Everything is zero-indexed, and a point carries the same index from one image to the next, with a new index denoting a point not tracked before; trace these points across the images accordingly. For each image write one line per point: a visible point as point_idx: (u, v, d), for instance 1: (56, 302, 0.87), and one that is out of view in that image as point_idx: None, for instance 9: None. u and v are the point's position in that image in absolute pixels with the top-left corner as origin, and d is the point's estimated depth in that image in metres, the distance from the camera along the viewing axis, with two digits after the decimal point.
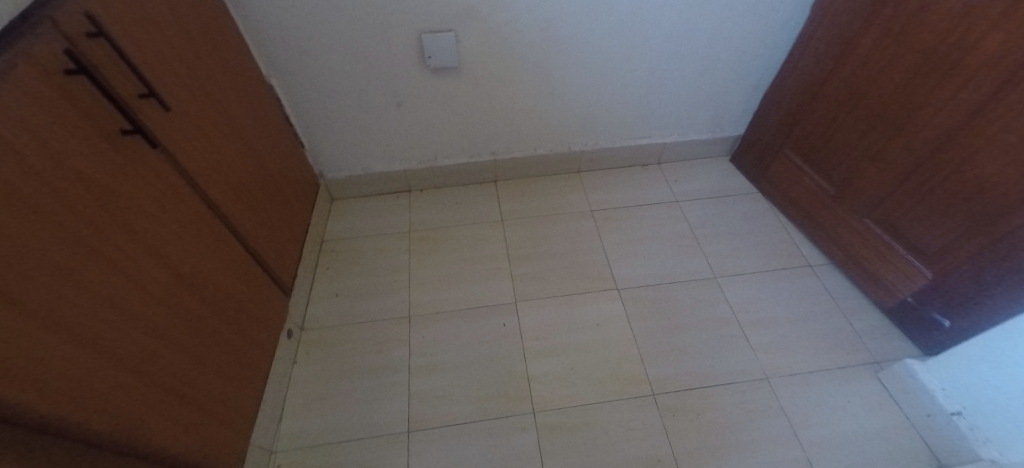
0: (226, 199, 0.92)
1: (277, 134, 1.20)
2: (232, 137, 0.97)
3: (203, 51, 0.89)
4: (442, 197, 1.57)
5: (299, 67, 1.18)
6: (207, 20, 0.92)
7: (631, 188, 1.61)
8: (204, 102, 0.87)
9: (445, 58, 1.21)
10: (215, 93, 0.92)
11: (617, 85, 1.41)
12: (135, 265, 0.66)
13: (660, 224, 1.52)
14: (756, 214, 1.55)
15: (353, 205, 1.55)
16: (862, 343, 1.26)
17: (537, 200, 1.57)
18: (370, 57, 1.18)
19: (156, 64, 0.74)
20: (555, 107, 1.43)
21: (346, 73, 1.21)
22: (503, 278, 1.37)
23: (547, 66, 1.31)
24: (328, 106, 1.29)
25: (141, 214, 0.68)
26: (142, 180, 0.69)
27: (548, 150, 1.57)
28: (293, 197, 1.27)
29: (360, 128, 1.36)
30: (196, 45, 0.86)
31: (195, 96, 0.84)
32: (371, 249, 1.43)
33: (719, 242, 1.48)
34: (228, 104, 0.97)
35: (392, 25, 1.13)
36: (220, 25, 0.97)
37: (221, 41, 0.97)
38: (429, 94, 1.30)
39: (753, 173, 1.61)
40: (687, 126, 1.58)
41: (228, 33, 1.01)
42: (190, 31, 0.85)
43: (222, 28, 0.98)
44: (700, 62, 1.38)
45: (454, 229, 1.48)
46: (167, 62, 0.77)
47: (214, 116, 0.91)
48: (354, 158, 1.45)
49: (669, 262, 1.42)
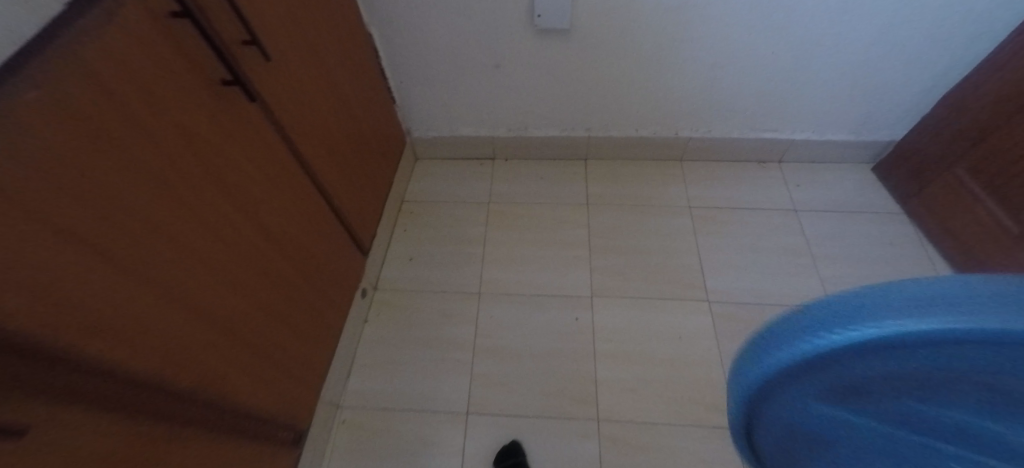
0: (316, 156, 0.89)
1: (371, 86, 1.15)
2: (328, 89, 0.93)
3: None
4: (528, 170, 1.47)
5: (401, 16, 1.10)
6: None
7: (741, 188, 1.41)
8: (304, 51, 0.82)
9: (556, 19, 1.06)
10: (316, 41, 0.87)
11: (750, 68, 1.21)
12: (229, 222, 0.64)
13: (769, 233, 1.32)
14: (893, 239, 1.30)
15: (436, 167, 1.50)
16: None
17: (631, 186, 1.42)
18: (477, 9, 1.07)
19: (263, 6, 0.69)
20: (671, 84, 1.26)
21: (448, 25, 1.11)
22: (582, 267, 1.27)
23: (671, 35, 1.13)
24: (425, 61, 1.21)
25: (236, 167, 0.65)
26: (240, 133, 0.65)
27: (653, 132, 1.40)
28: (380, 155, 1.23)
29: (454, 87, 1.28)
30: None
31: (296, 43, 0.79)
32: (449, 216, 1.38)
33: (839, 265, 1.26)
34: (327, 53, 0.92)
35: None
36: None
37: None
38: (532, 59, 1.18)
39: (904, 190, 1.34)
40: (828, 122, 1.35)
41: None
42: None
43: None
44: (867, 46, 1.14)
45: (536, 206, 1.39)
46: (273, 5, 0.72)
47: (312, 65, 0.86)
48: (444, 118, 1.39)
49: (774, 279, 1.23)
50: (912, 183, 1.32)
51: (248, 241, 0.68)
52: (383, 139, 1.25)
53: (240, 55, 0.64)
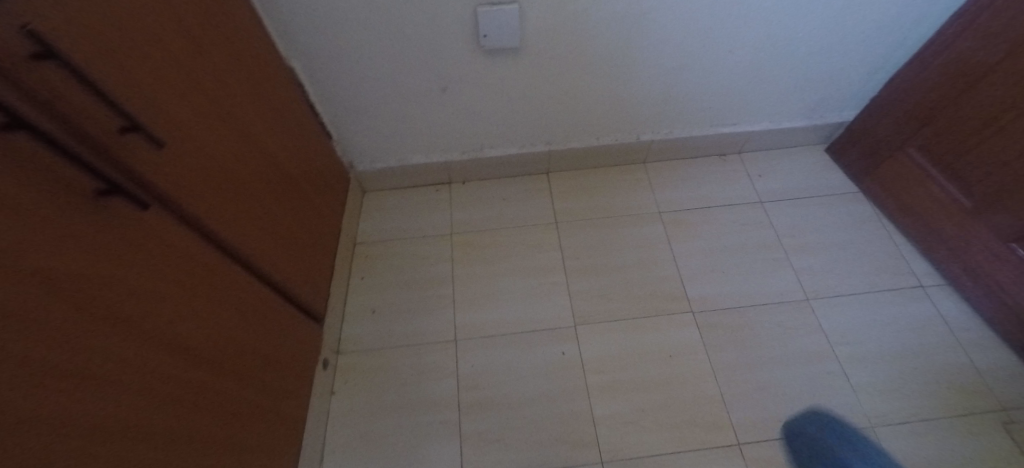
0: (245, 234, 0.75)
1: (299, 128, 0.99)
2: (245, 148, 0.77)
3: (199, 39, 0.67)
4: (487, 193, 1.37)
5: (325, 44, 0.95)
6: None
7: (706, 185, 1.38)
8: (210, 116, 0.68)
9: (504, 38, 0.98)
10: (220, 95, 0.71)
11: (707, 69, 1.17)
12: (120, 359, 0.48)
13: (740, 230, 1.29)
14: (854, 219, 1.31)
15: (387, 200, 1.35)
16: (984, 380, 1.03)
17: (598, 198, 1.35)
18: (413, 32, 0.95)
19: (130, 71, 0.53)
20: (629, 91, 1.20)
21: (382, 51, 0.98)
22: (561, 293, 1.20)
23: (629, 42, 1.06)
24: (359, 91, 1.07)
25: (122, 287, 0.49)
26: (118, 239, 0.49)
27: (613, 139, 1.33)
28: (321, 204, 1.08)
29: (396, 115, 1.15)
30: (184, 30, 0.64)
31: (192, 104, 0.64)
32: (410, 255, 1.26)
33: (811, 254, 1.24)
34: (240, 109, 0.77)
35: None
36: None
37: (227, 20, 0.75)
38: (481, 80, 1.09)
39: (861, 171, 1.36)
40: (785, 110, 1.34)
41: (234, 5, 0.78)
42: (182, 13, 0.64)
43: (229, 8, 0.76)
44: (824, 35, 1.12)
45: (503, 233, 1.30)
46: (146, 64, 0.55)
47: (218, 125, 0.70)
48: (389, 149, 1.25)
49: (753, 279, 1.20)
50: (867, 163, 1.33)
51: (154, 371, 0.53)
52: (321, 185, 1.09)
53: (102, 141, 0.47)
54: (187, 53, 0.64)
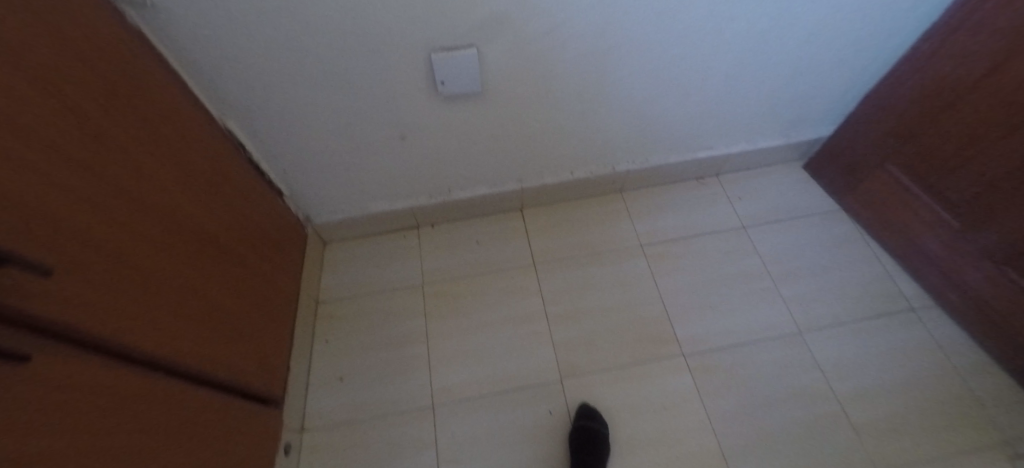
0: (172, 336, 0.64)
1: (239, 191, 0.89)
2: (164, 232, 0.67)
3: (96, 121, 0.57)
4: (458, 235, 1.28)
5: (267, 101, 0.87)
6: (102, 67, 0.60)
7: (686, 212, 1.31)
8: (117, 210, 0.58)
9: (463, 83, 0.91)
10: (130, 179, 0.61)
11: (679, 97, 1.12)
12: None
13: (724, 260, 1.23)
14: (840, 240, 1.25)
15: (350, 251, 1.26)
16: (984, 411, 0.99)
17: (575, 234, 1.28)
18: (363, 79, 0.88)
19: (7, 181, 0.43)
20: (601, 123, 1.13)
21: (332, 101, 0.91)
22: (544, 343, 1.12)
23: (598, 77, 1.01)
24: (307, 142, 0.98)
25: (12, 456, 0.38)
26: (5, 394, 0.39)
27: (587, 172, 1.26)
28: (274, 269, 0.99)
29: (352, 164, 1.06)
30: (76, 115, 0.53)
31: (88, 201, 0.53)
32: (378, 311, 1.17)
33: (801, 282, 1.18)
34: (159, 190, 0.67)
35: (393, 36, 0.81)
36: (127, 64, 0.65)
37: (135, 91, 0.66)
38: (442, 124, 1.01)
39: (839, 189, 1.31)
40: (763, 131, 1.28)
41: (144, 73, 0.68)
42: (77, 95, 0.54)
43: (141, 77, 0.67)
44: (797, 58, 1.08)
45: (477, 279, 1.22)
46: (26, 166, 0.45)
47: (125, 214, 0.59)
48: (349, 199, 1.17)
49: (743, 314, 1.14)
50: (845, 181, 1.28)
51: None
52: (274, 248, 1.00)
53: None
54: (80, 142, 0.53)
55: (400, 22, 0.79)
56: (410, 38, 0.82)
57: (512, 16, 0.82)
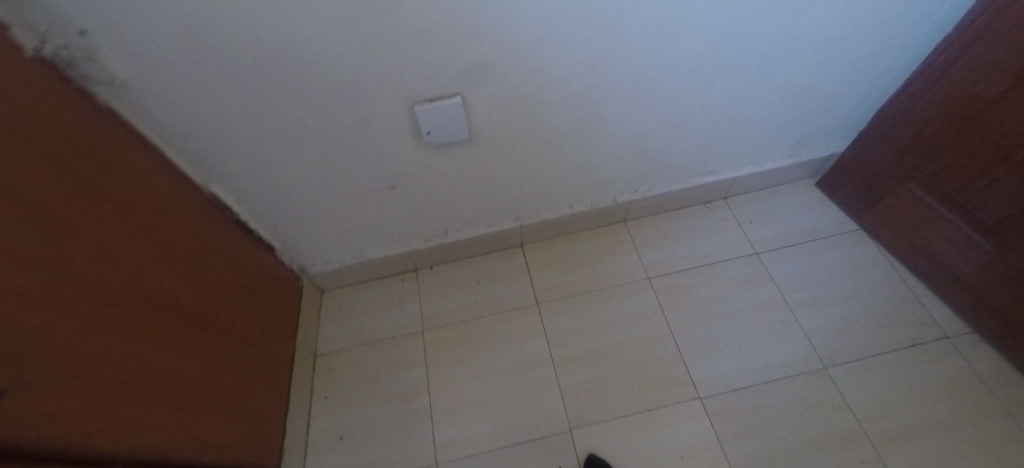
0: (132, 429, 0.60)
1: (223, 255, 0.86)
2: (128, 316, 0.63)
3: (54, 213, 0.54)
4: (458, 277, 1.24)
5: (249, 163, 0.85)
6: (70, 156, 0.58)
7: (695, 241, 1.25)
8: (72, 303, 0.54)
9: (449, 132, 0.88)
10: (90, 268, 0.58)
11: (680, 127, 1.06)
12: None
13: (738, 291, 1.16)
14: (862, 263, 1.18)
15: (349, 299, 1.23)
16: None
17: (579, 269, 1.23)
18: (346, 134, 0.85)
19: None
20: (599, 158, 1.09)
21: (317, 157, 0.88)
22: (551, 390, 1.07)
23: (592, 114, 0.96)
24: (295, 198, 0.96)
25: None
26: None
27: (588, 205, 1.21)
28: (267, 330, 0.96)
29: (343, 215, 1.04)
30: (32, 213, 0.51)
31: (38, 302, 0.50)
32: (378, 362, 1.13)
33: (823, 312, 1.11)
34: (126, 272, 0.64)
35: (373, 92, 0.79)
36: (99, 147, 0.63)
37: (107, 174, 0.64)
38: (431, 171, 0.98)
39: (856, 207, 1.23)
40: (771, 152, 1.22)
41: (118, 153, 0.66)
42: (33, 190, 0.51)
43: (111, 159, 0.65)
44: (803, 79, 1.02)
45: (479, 323, 1.17)
46: None
47: (82, 307, 0.56)
48: (344, 248, 1.14)
49: (762, 349, 1.07)
50: (862, 199, 1.21)
51: None
52: (266, 308, 0.97)
53: None
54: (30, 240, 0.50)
55: (379, 77, 0.76)
56: (391, 92, 0.79)
57: (496, 62, 0.79)
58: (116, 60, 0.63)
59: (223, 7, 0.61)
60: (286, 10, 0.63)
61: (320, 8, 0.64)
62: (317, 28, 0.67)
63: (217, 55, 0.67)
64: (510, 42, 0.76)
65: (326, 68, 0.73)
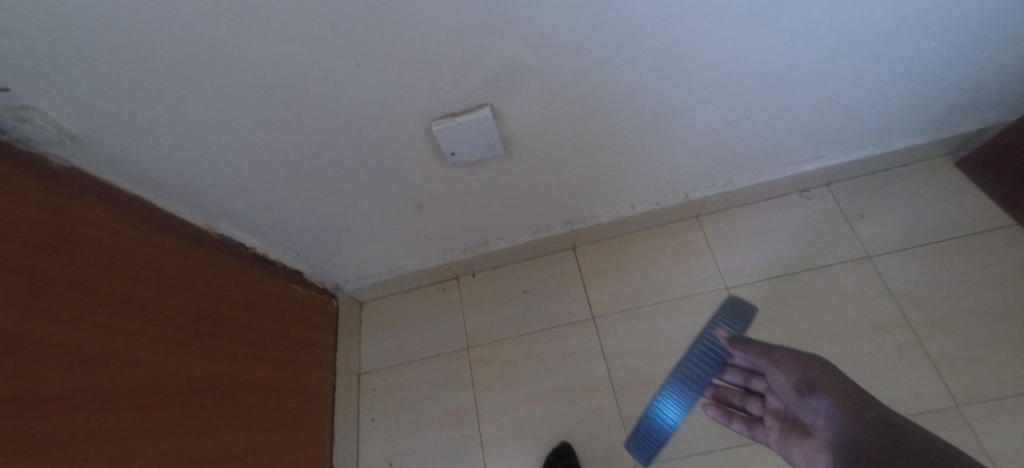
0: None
1: (245, 298, 0.78)
2: (167, 414, 0.57)
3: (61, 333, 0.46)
4: (503, 287, 1.12)
5: (253, 198, 0.75)
6: (69, 256, 0.50)
7: (785, 240, 1.03)
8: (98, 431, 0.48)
9: (477, 149, 0.71)
10: (111, 380, 0.51)
11: (779, 110, 0.81)
12: None
13: (839, 305, 0.96)
14: (1016, 270, 0.92)
15: (389, 311, 1.16)
16: None
17: (641, 278, 1.06)
18: (352, 160, 0.72)
19: None
20: (669, 156, 0.87)
21: (325, 186, 0.77)
22: (613, 418, 0.96)
23: (663, 110, 0.74)
24: (311, 225, 0.86)
25: None
26: None
27: (653, 203, 1.01)
28: (303, 365, 0.91)
29: (367, 235, 0.93)
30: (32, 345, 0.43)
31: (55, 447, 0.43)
32: (422, 382, 1.06)
33: (955, 336, 0.89)
34: (155, 367, 0.57)
35: (375, 115, 0.63)
36: (85, 219, 0.54)
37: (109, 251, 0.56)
38: (462, 189, 0.82)
39: (1013, 197, 0.93)
40: (899, 129, 0.94)
41: (115, 225, 0.58)
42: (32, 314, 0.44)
43: (107, 229, 0.57)
44: (964, 36, 0.72)
45: (527, 339, 1.06)
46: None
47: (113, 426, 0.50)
48: (377, 264, 1.05)
49: (873, 383, 0.89)
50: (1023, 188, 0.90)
51: None
52: (299, 341, 0.91)
53: None
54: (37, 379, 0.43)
55: (379, 98, 0.60)
56: (398, 112, 0.63)
57: (533, 62, 0.59)
58: (64, 118, 0.52)
59: (162, 44, 0.47)
60: (242, 38, 0.48)
61: (285, 29, 0.48)
62: (290, 54, 0.51)
63: (178, 98, 0.54)
64: (550, 39, 0.56)
65: (312, 94, 0.58)
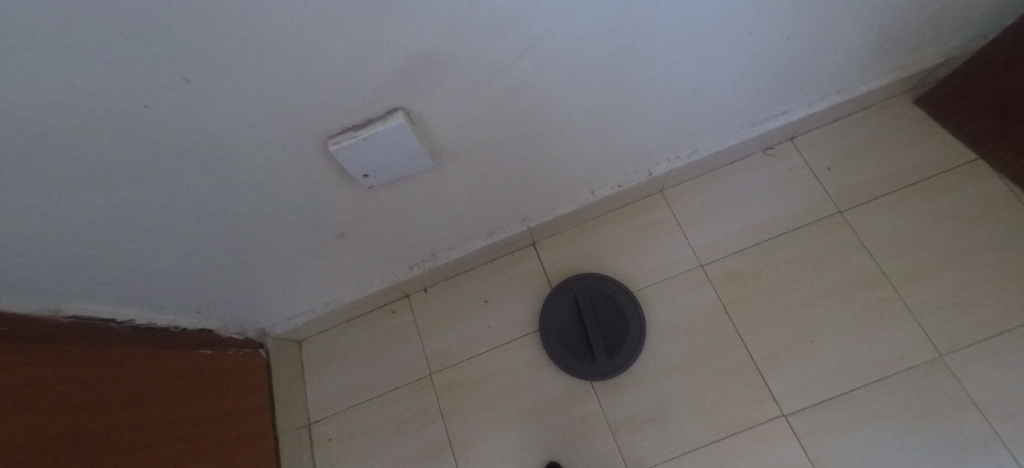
0: None
1: (88, 383, 0.53)
2: None
3: None
4: (462, 299, 0.99)
5: (112, 267, 0.56)
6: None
7: (754, 206, 0.96)
8: None
9: (398, 166, 0.55)
10: None
11: (745, 67, 0.71)
12: None
13: (816, 267, 0.91)
14: (981, 206, 0.89)
15: (331, 347, 1.00)
16: None
17: (610, 268, 0.96)
18: (235, 199, 0.54)
19: None
20: (627, 134, 0.76)
21: (207, 234, 0.59)
22: (601, 428, 0.87)
23: (618, 84, 0.62)
24: (203, 279, 0.68)
25: None
26: None
27: (614, 186, 0.91)
28: (249, 430, 0.79)
29: (287, 275, 0.76)
30: None
31: None
32: (383, 423, 0.93)
33: (932, 284, 0.86)
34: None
35: (246, 142, 0.46)
36: None
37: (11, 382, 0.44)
38: (391, 209, 0.67)
39: (974, 129, 0.90)
40: (861, 72, 0.87)
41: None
42: None
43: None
44: None
45: (495, 355, 0.95)
46: None
47: None
48: (308, 300, 0.88)
49: (859, 344, 0.85)
50: (985, 119, 0.87)
51: None
52: (236, 406, 0.78)
53: None
54: None
55: (244, 120, 0.43)
56: (279, 135, 0.46)
57: (451, 49, 0.43)
58: None
59: None
60: None
61: (39, 48, 0.29)
62: (65, 79, 0.32)
63: None
64: (472, 16, 0.41)
65: (144, 132, 0.40)
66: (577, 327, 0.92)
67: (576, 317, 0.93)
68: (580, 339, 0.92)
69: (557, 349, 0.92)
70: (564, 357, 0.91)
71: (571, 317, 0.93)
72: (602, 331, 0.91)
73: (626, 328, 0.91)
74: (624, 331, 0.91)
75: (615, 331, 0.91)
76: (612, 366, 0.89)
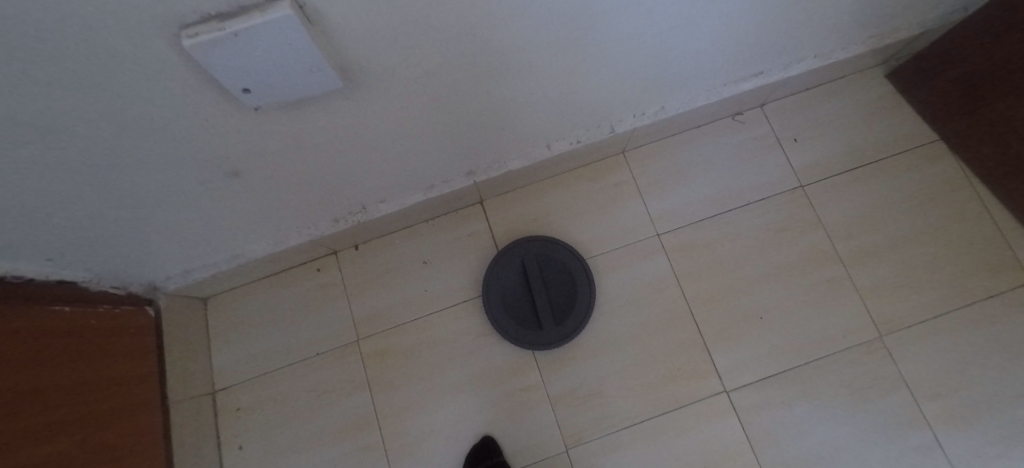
0: None
1: None
2: None
3: None
4: (397, 259, 0.88)
5: None
6: None
7: (717, 174, 0.90)
8: None
9: (297, 83, 0.43)
10: None
11: (731, 12, 0.62)
12: None
13: (772, 242, 0.87)
14: (935, 189, 0.88)
15: (242, 306, 0.87)
16: None
17: (562, 232, 0.88)
18: (63, 114, 0.40)
19: None
20: (590, 77, 0.65)
21: (33, 160, 0.43)
22: (540, 400, 0.82)
23: (586, 6, 0.50)
24: (48, 219, 0.53)
25: None
26: None
27: (572, 140, 0.81)
28: (132, 390, 0.67)
29: (173, 220, 0.63)
30: None
31: None
32: (301, 392, 0.84)
33: (880, 264, 0.85)
34: None
35: (54, 30, 0.31)
36: None
37: None
38: (299, 143, 0.55)
39: (939, 108, 0.87)
40: (844, 37, 0.80)
41: None
42: None
43: None
44: None
45: (431, 321, 0.86)
46: None
47: None
48: (209, 251, 0.74)
49: (806, 322, 0.83)
50: (957, 100, 0.83)
51: None
52: (113, 359, 0.66)
53: None
54: None
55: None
56: (104, 22, 0.32)
57: None
58: None
59: None
60: None
61: None
62: None
63: None
64: None
65: None
66: (523, 292, 0.85)
67: (523, 282, 0.85)
68: (526, 305, 0.84)
69: (500, 315, 0.84)
70: (508, 324, 0.83)
71: (517, 281, 0.85)
72: (550, 298, 0.84)
73: (574, 295, 0.84)
74: (573, 297, 0.84)
75: (563, 298, 0.84)
76: (558, 334, 0.83)
